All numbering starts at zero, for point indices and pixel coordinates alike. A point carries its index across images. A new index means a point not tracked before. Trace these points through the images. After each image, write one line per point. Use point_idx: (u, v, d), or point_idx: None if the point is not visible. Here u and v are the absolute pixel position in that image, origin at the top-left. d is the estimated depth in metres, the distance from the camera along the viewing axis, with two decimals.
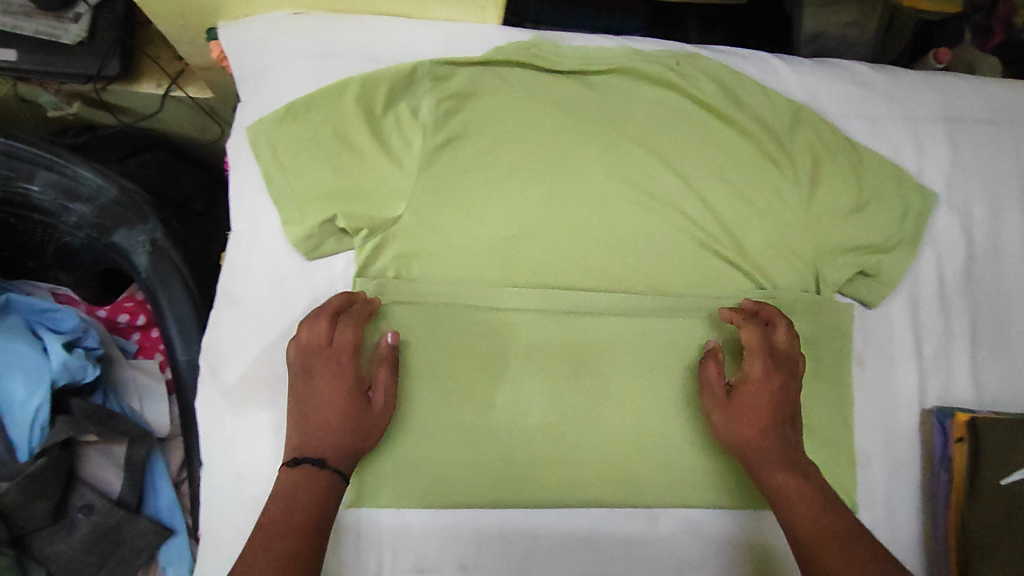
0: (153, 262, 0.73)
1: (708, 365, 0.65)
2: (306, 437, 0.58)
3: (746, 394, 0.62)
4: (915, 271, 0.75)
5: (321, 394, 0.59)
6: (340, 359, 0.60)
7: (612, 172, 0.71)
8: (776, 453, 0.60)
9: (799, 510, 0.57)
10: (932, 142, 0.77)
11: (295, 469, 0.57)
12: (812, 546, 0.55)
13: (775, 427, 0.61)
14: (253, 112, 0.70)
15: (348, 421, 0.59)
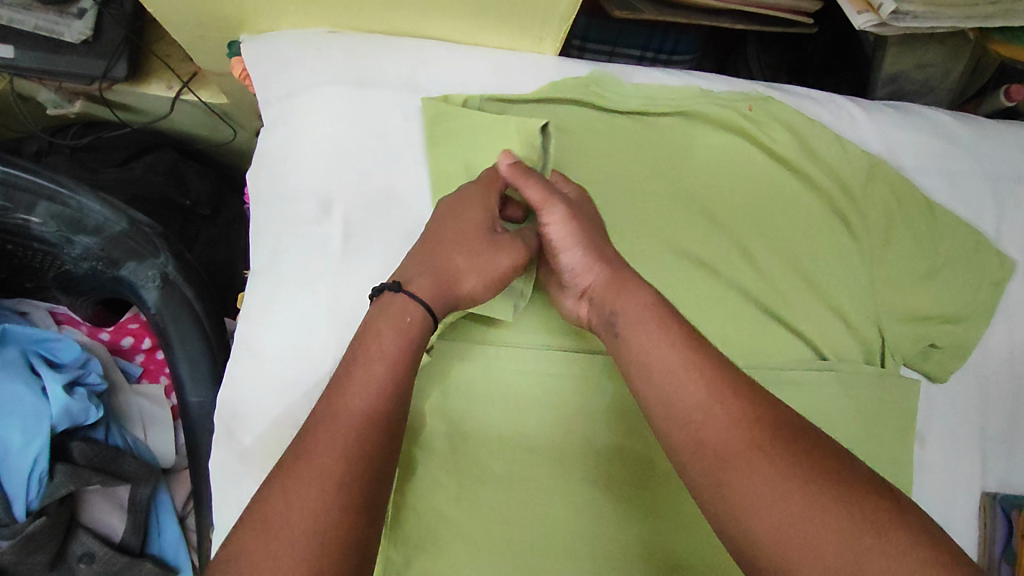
0: (163, 297, 0.68)
1: (531, 178, 0.53)
2: (407, 265, 0.51)
3: (581, 214, 0.53)
4: (986, 344, 0.69)
5: (445, 222, 0.52)
6: (492, 206, 0.54)
7: (670, 225, 0.64)
8: (624, 282, 0.50)
9: (656, 355, 0.45)
10: (1012, 204, 0.71)
11: (398, 295, 0.48)
12: (685, 400, 0.42)
13: (609, 256, 0.52)
14: (277, 140, 0.62)
15: (450, 250, 0.51)
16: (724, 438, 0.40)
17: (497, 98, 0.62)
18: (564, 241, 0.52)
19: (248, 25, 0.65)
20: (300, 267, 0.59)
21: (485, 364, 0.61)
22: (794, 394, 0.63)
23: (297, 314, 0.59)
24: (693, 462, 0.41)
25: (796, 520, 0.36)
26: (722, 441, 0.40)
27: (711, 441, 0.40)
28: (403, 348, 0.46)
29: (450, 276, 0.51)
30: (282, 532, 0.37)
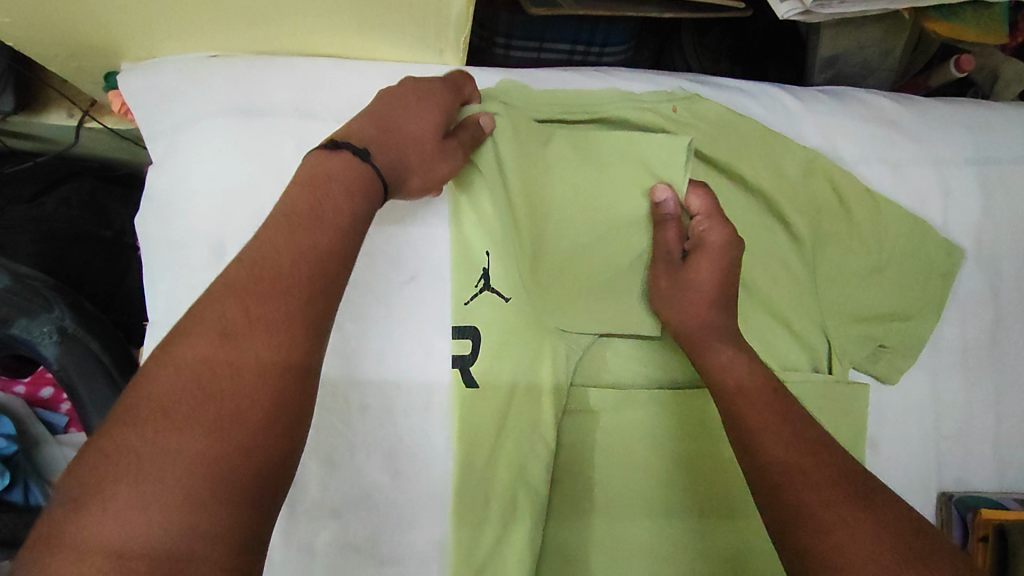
0: (65, 354, 0.63)
1: (662, 228, 0.58)
2: (357, 129, 0.49)
3: (701, 264, 0.56)
4: (938, 339, 0.66)
5: (408, 102, 0.52)
6: (438, 94, 0.54)
7: (597, 237, 0.60)
8: (723, 333, 0.54)
9: (747, 403, 0.48)
10: (959, 189, 0.67)
11: (336, 153, 0.46)
12: (766, 435, 0.46)
13: (722, 305, 0.55)
14: (165, 178, 0.57)
15: (409, 125, 0.51)
16: (798, 475, 0.43)
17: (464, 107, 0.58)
18: (664, 296, 0.57)
19: (126, 53, 0.59)
20: None
21: (399, 408, 0.56)
22: None
23: None
24: (760, 482, 0.45)
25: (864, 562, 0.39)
26: (815, 490, 0.42)
27: (787, 472, 0.44)
28: (344, 226, 0.43)
29: (412, 153, 0.51)
30: (175, 424, 0.34)
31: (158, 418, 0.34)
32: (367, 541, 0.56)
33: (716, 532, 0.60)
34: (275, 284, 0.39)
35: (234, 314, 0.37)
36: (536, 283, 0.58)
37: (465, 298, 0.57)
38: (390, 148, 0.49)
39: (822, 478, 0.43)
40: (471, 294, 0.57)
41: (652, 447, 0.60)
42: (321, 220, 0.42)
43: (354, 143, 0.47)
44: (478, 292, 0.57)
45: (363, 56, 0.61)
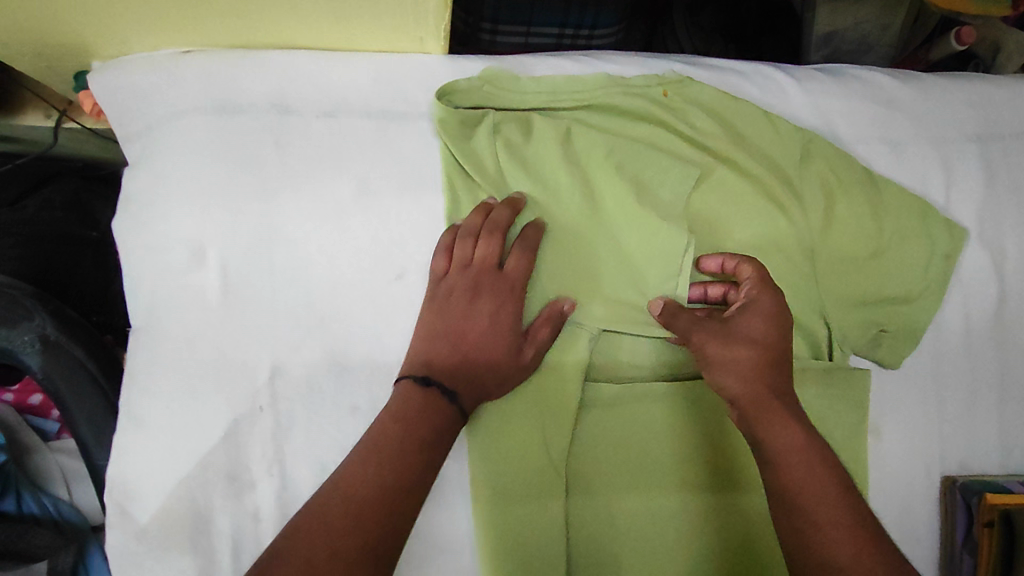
0: (49, 361, 0.62)
1: (675, 318, 0.53)
2: (432, 353, 0.52)
3: (751, 325, 0.51)
4: (940, 321, 0.65)
5: (472, 308, 0.53)
6: (502, 289, 0.54)
7: (590, 228, 0.58)
8: (773, 388, 0.49)
9: (778, 447, 0.47)
10: (961, 166, 0.65)
11: (422, 388, 0.50)
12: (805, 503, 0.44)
13: (778, 370, 0.50)
14: (142, 179, 0.55)
15: (479, 347, 0.53)
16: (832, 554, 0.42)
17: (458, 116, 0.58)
18: (715, 365, 0.50)
19: (97, 52, 0.57)
20: (179, 324, 0.54)
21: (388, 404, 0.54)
22: None
23: (182, 377, 0.53)
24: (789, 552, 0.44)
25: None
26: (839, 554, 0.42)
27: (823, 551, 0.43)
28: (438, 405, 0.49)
29: (504, 377, 0.53)
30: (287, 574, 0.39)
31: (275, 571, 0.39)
32: None
33: (728, 525, 0.57)
34: (397, 446, 0.46)
35: (330, 503, 0.43)
36: (536, 273, 0.57)
37: None
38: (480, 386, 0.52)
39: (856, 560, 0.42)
40: None
41: (651, 443, 0.58)
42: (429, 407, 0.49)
43: (443, 379, 0.51)
44: None
45: (342, 48, 0.59)
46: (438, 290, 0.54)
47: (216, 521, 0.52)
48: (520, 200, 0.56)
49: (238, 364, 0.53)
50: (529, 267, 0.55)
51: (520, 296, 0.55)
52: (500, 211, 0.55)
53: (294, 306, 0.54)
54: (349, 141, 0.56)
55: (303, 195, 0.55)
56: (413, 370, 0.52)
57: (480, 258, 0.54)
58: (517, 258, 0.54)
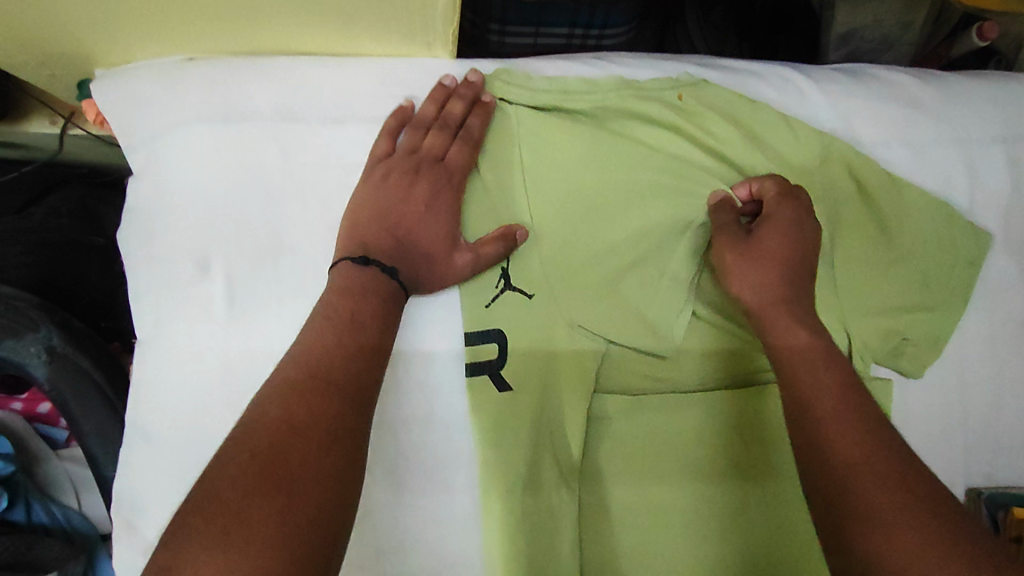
0: (55, 372, 0.61)
1: (719, 212, 0.55)
2: (367, 224, 0.52)
3: (772, 241, 0.53)
4: (964, 328, 0.63)
5: (414, 196, 0.54)
6: (443, 174, 0.55)
7: (604, 237, 0.57)
8: (804, 314, 0.51)
9: (819, 398, 0.45)
10: (987, 169, 0.63)
11: (364, 267, 0.49)
12: (837, 441, 0.43)
13: (798, 278, 0.52)
14: (147, 188, 0.55)
15: (419, 231, 0.53)
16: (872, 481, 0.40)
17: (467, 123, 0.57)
18: (744, 282, 0.53)
19: (99, 59, 0.57)
20: (184, 337, 0.53)
21: (401, 420, 0.54)
22: (751, 409, 0.58)
23: (189, 391, 0.52)
24: (830, 491, 0.41)
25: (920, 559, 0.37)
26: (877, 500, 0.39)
27: (861, 483, 0.40)
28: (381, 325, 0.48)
29: (437, 273, 0.53)
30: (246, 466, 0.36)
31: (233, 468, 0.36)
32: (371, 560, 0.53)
33: (744, 542, 0.56)
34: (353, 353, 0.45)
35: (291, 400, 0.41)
36: (547, 282, 0.56)
37: (487, 300, 0.55)
38: (413, 269, 0.52)
39: (887, 485, 0.40)
40: (491, 296, 0.55)
41: (662, 455, 0.57)
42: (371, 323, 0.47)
43: (384, 259, 0.51)
44: (499, 293, 0.55)
45: (348, 52, 0.58)
46: (381, 169, 0.54)
47: None
48: (478, 84, 0.57)
49: (244, 376, 0.53)
50: (472, 158, 0.56)
51: (458, 184, 0.55)
52: (450, 106, 0.56)
53: (301, 317, 0.53)
54: (356, 149, 0.56)
55: (310, 206, 0.54)
56: (351, 251, 0.51)
57: (427, 147, 0.55)
58: (462, 146, 0.55)
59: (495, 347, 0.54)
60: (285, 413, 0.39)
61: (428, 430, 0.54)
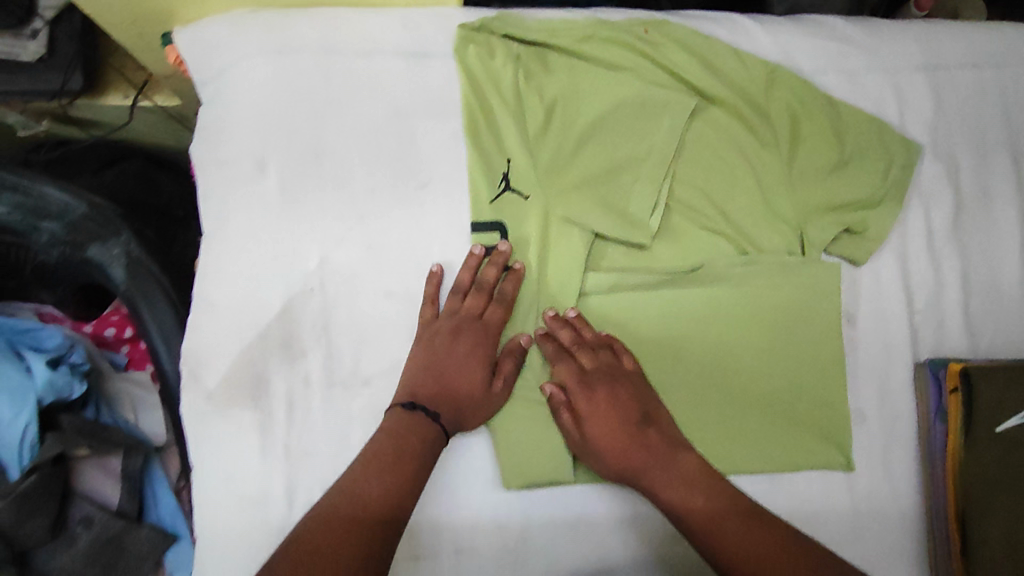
0: (130, 274, 0.73)
1: (559, 360, 0.64)
2: (418, 385, 0.62)
3: (594, 423, 0.62)
4: (903, 224, 0.73)
5: (456, 355, 0.63)
6: (480, 333, 0.64)
7: (587, 146, 0.69)
8: (640, 450, 0.61)
9: (681, 508, 0.58)
10: (913, 91, 0.74)
11: (409, 413, 0.59)
12: (689, 509, 0.57)
13: (622, 427, 0.62)
14: (215, 112, 0.68)
15: (462, 361, 0.63)
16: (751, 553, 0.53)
17: (475, 48, 0.68)
18: (598, 432, 0.62)
19: (178, 16, 0.71)
20: (245, 225, 0.65)
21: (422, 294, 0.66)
22: (720, 291, 0.69)
23: (245, 264, 0.65)
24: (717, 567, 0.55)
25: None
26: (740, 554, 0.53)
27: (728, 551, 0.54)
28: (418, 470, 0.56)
29: (477, 413, 0.62)
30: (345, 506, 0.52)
31: (335, 507, 0.51)
32: None
33: (710, 396, 0.69)
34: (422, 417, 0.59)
35: (385, 448, 0.57)
36: (544, 178, 0.67)
37: (491, 197, 0.66)
38: (459, 417, 0.62)
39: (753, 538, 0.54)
40: (494, 194, 0.66)
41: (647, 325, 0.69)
42: (402, 467, 0.56)
43: (428, 404, 0.60)
44: (501, 192, 0.67)
45: (375, 5, 0.72)
46: (427, 336, 0.64)
47: (274, 382, 0.65)
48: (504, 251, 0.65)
49: (293, 255, 0.65)
50: (499, 272, 0.65)
51: (494, 338, 0.65)
52: (478, 294, 0.64)
53: (339, 209, 0.65)
54: (382, 75, 0.68)
55: (345, 119, 0.67)
56: (400, 399, 0.61)
57: (466, 309, 0.64)
58: (496, 308, 0.64)
59: (498, 235, 0.66)
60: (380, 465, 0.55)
61: (446, 300, 0.67)
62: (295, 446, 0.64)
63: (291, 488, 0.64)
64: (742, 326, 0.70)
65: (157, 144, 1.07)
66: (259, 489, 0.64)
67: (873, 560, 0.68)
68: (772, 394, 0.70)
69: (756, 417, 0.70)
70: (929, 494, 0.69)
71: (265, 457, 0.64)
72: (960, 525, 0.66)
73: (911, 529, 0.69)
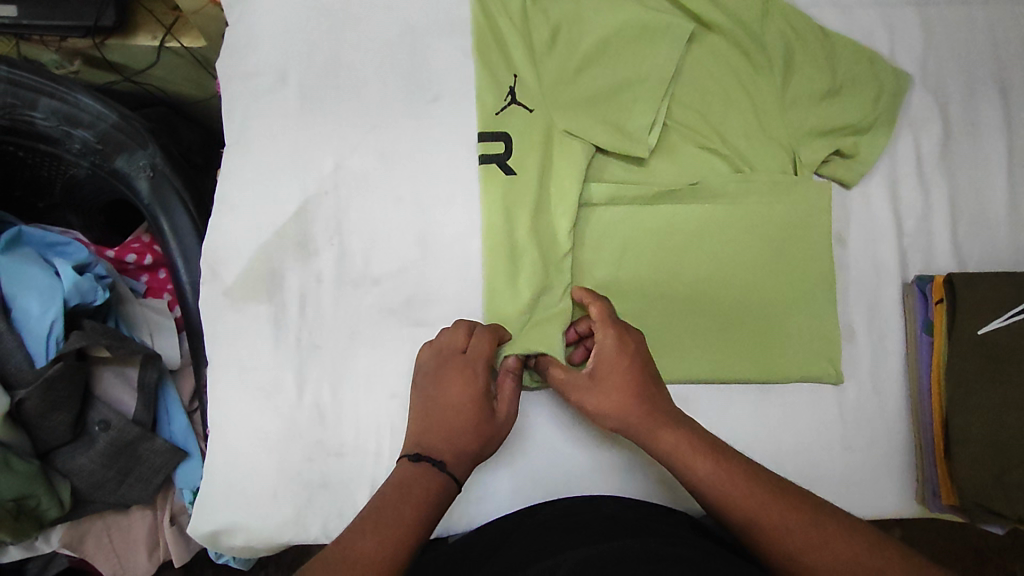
0: (153, 186, 0.77)
1: (597, 300, 0.63)
2: (418, 433, 0.59)
3: (601, 383, 0.60)
4: (892, 150, 0.76)
5: (444, 393, 0.60)
6: (466, 365, 0.61)
7: (589, 68, 0.72)
8: (654, 411, 0.58)
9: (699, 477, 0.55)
10: (903, 26, 0.78)
11: (415, 463, 0.56)
12: (708, 479, 0.55)
13: (635, 388, 0.59)
14: (239, 28, 0.71)
15: (454, 410, 0.59)
16: (749, 504, 0.53)
17: None
18: (603, 392, 0.60)
19: None
20: (265, 130, 0.69)
21: (430, 200, 0.69)
22: (715, 207, 0.72)
23: (265, 169, 0.69)
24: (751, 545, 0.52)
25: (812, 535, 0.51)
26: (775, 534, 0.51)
27: (766, 532, 0.51)
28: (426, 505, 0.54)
29: (479, 430, 0.59)
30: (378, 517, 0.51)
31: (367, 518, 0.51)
32: (402, 305, 0.68)
33: (708, 309, 0.71)
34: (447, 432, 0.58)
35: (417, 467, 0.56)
36: (546, 95, 0.71)
37: (496, 109, 0.69)
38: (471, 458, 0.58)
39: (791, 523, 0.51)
40: (500, 106, 0.69)
41: (646, 237, 0.71)
42: (408, 511, 0.52)
43: (432, 454, 0.57)
44: (506, 105, 0.70)
45: None
46: (416, 385, 0.62)
47: (288, 279, 0.68)
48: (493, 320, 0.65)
49: (309, 160, 0.69)
50: (489, 343, 0.62)
51: (485, 367, 0.61)
52: (455, 332, 0.63)
53: (353, 118, 0.70)
54: None
55: (362, 35, 0.71)
56: (409, 451, 0.58)
57: (445, 349, 0.62)
58: (477, 337, 0.62)
59: (502, 144, 0.69)
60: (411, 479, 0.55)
61: (453, 208, 0.69)
62: (305, 340, 0.67)
63: (300, 380, 0.66)
64: (737, 242, 0.72)
65: (182, 99, 1.10)
66: (269, 381, 0.66)
67: (862, 470, 0.70)
68: (767, 309, 0.71)
69: (752, 331, 0.71)
70: (919, 408, 0.71)
71: (276, 350, 0.67)
72: (943, 430, 0.69)
73: (900, 444, 0.71)
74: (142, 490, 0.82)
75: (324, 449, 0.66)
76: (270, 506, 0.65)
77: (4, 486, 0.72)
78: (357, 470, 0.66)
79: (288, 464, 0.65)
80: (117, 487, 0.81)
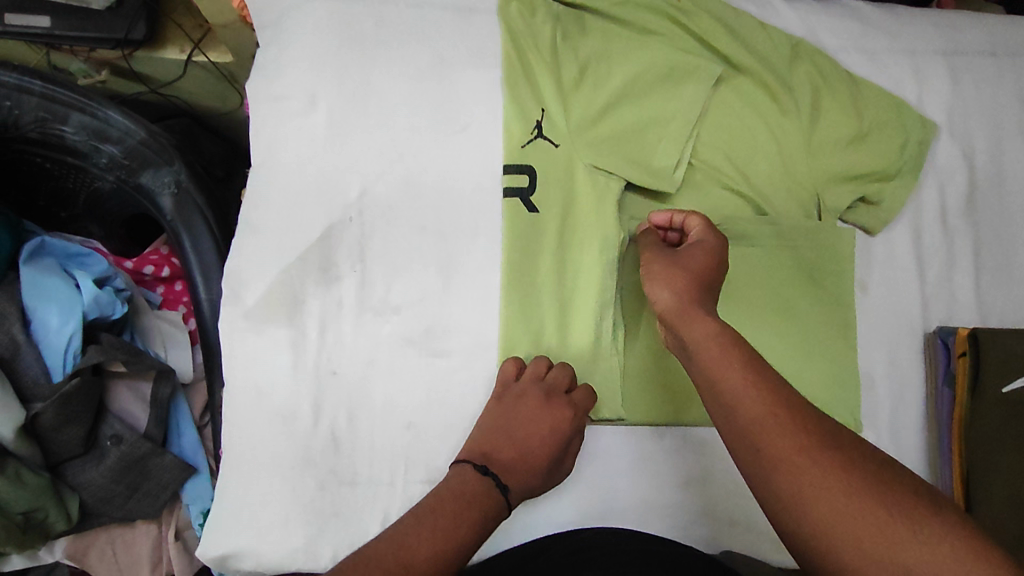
0: (176, 202, 0.77)
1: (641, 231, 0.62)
2: (491, 450, 0.62)
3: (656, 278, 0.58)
4: (917, 198, 0.75)
5: (539, 424, 0.64)
6: (568, 409, 0.65)
7: (617, 103, 0.72)
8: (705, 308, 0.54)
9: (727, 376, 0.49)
10: (931, 74, 0.78)
11: (482, 475, 0.59)
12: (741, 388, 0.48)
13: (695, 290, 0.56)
14: (272, 53, 0.72)
15: (539, 452, 0.63)
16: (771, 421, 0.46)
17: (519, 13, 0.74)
18: (654, 279, 0.58)
19: None
20: (292, 152, 0.70)
21: (454, 229, 0.69)
22: (739, 251, 0.72)
23: (291, 192, 0.69)
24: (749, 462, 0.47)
25: (829, 525, 0.42)
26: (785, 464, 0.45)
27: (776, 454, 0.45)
28: (483, 517, 0.56)
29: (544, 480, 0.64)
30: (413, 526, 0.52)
31: (405, 524, 0.53)
32: (422, 334, 0.68)
33: None
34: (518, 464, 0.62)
35: (473, 481, 0.58)
36: (574, 129, 0.70)
37: (522, 143, 0.70)
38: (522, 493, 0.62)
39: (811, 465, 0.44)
40: (527, 140, 0.70)
41: None
42: (451, 522, 0.54)
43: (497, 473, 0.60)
44: (533, 138, 0.70)
45: None
46: (509, 406, 0.65)
47: (309, 304, 0.68)
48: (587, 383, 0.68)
49: (334, 186, 0.69)
50: (591, 403, 0.66)
51: (580, 421, 0.66)
52: (563, 371, 0.67)
53: (381, 145, 0.70)
54: (430, 27, 0.73)
55: (393, 63, 0.71)
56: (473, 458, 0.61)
57: (551, 381, 0.66)
58: (585, 391, 0.66)
59: (526, 177, 0.69)
60: (455, 494, 0.57)
61: (476, 238, 0.69)
62: (323, 366, 0.67)
63: (316, 408, 0.66)
64: (760, 286, 0.71)
65: (205, 111, 1.11)
66: (286, 407, 0.66)
67: None
68: (787, 353, 0.71)
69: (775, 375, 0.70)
70: (939, 461, 0.70)
71: (294, 376, 0.66)
72: (963, 487, 0.68)
73: None
74: (149, 505, 0.81)
75: (337, 477, 0.65)
76: (279, 534, 0.64)
77: (13, 500, 0.71)
78: (370, 499, 0.66)
79: (300, 492, 0.65)
80: (125, 502, 0.80)
